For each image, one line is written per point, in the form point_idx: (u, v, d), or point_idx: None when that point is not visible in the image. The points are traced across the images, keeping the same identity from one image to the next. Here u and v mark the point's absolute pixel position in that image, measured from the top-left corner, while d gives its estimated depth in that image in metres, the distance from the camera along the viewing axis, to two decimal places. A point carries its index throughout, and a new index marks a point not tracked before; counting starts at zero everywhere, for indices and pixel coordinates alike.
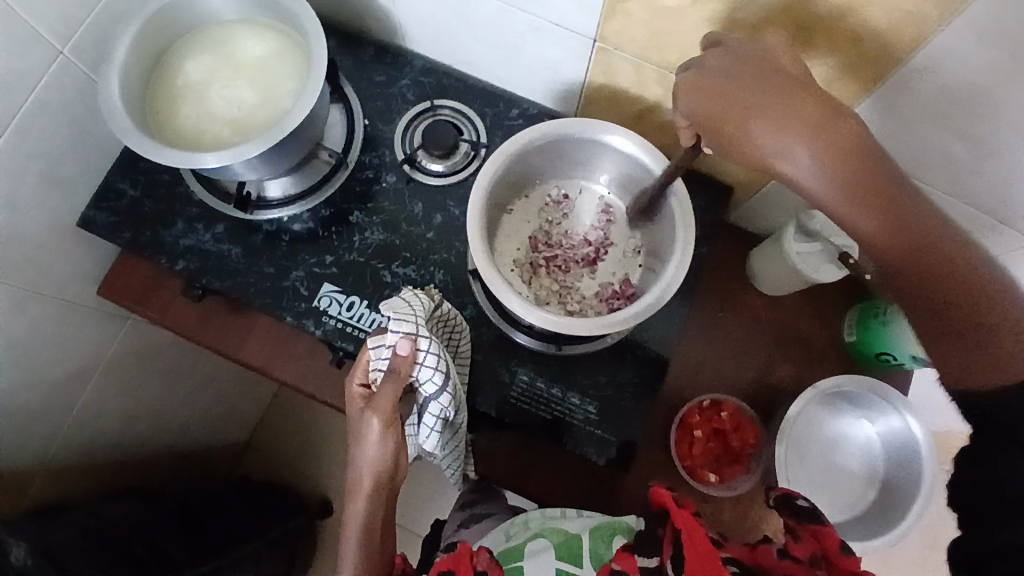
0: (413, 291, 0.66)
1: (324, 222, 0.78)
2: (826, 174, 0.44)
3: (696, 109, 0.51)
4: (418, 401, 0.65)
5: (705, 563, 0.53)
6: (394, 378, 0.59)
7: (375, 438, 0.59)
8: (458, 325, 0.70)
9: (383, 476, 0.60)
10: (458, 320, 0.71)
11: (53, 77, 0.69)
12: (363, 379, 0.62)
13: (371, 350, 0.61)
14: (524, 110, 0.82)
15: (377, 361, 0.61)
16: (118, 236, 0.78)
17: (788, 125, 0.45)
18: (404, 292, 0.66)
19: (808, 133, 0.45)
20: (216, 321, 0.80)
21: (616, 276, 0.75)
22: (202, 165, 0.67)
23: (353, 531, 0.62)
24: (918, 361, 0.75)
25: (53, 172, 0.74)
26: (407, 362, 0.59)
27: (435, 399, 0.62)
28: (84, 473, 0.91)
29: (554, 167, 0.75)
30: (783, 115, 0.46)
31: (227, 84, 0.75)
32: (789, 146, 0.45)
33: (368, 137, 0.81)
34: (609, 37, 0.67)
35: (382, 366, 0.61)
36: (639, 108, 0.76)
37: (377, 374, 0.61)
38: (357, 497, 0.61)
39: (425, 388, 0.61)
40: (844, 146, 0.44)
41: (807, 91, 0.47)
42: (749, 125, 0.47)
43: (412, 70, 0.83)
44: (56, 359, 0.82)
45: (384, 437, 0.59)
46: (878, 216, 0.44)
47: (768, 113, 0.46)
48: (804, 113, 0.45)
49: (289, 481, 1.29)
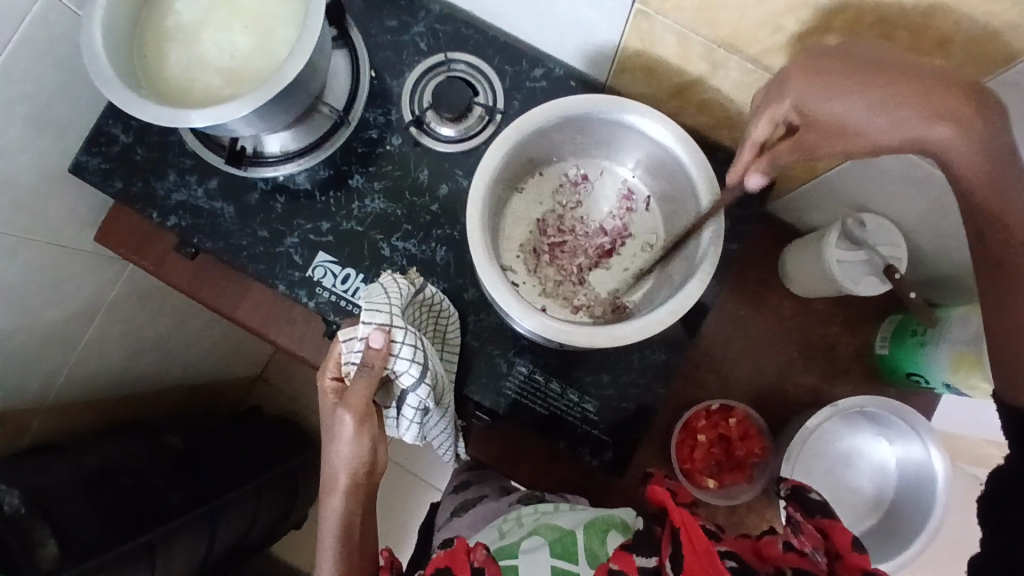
0: (392, 275, 0.63)
1: (322, 185, 0.73)
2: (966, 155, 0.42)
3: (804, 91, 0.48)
4: (396, 393, 0.61)
5: (703, 562, 0.51)
6: (367, 373, 0.55)
7: (349, 436, 0.56)
8: (445, 311, 0.68)
9: (359, 472, 0.59)
10: (445, 305, 0.68)
11: (44, 5, 0.62)
12: (336, 372, 0.59)
13: (343, 343, 0.57)
14: (548, 71, 0.73)
15: (349, 354, 0.57)
16: (110, 185, 0.74)
17: (915, 100, 0.43)
18: (384, 276, 0.62)
19: (944, 114, 0.42)
20: (211, 279, 0.77)
21: (631, 272, 0.69)
22: (189, 124, 0.61)
23: (331, 526, 0.61)
24: (951, 388, 0.68)
25: (41, 115, 0.69)
26: (381, 356, 0.55)
27: (413, 390, 0.59)
28: (88, 407, 0.92)
29: (574, 145, 0.67)
30: (918, 108, 0.43)
31: (220, 26, 0.67)
32: (924, 123, 0.42)
33: (375, 91, 0.74)
34: (651, 2, 0.58)
35: (355, 359, 0.57)
36: (679, 82, 0.67)
37: (349, 368, 0.57)
38: (334, 494, 0.60)
39: (403, 380, 0.58)
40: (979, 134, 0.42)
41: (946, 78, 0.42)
42: (871, 99, 0.44)
43: (428, 16, 0.74)
44: (55, 303, 0.80)
45: (359, 434, 0.56)
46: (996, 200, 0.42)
47: (891, 89, 0.44)
48: (938, 94, 0.42)
49: (296, 415, 1.31)
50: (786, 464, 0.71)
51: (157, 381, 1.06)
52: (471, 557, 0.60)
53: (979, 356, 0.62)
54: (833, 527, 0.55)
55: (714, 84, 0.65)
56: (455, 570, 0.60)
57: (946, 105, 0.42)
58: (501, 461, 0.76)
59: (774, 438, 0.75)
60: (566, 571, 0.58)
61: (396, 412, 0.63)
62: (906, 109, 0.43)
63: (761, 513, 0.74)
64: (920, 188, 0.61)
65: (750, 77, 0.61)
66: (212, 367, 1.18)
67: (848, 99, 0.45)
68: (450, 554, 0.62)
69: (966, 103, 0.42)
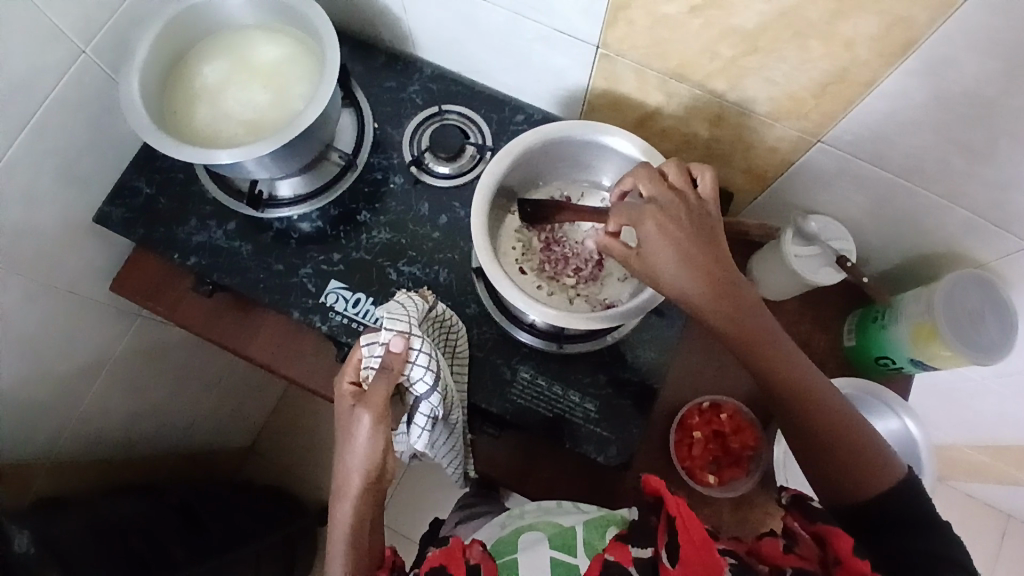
0: (408, 293, 0.69)
1: (333, 221, 0.80)
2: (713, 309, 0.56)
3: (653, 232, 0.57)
4: (408, 404, 0.66)
5: (704, 556, 0.49)
6: (387, 375, 0.60)
7: (365, 435, 0.59)
8: (454, 326, 0.73)
9: (371, 475, 0.60)
10: (455, 322, 0.73)
11: (73, 74, 0.71)
12: (354, 377, 0.62)
13: (364, 348, 0.62)
14: (529, 116, 0.85)
15: (369, 358, 0.62)
16: (132, 232, 0.80)
17: (693, 273, 0.56)
18: (402, 298, 0.67)
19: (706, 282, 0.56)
20: (225, 317, 0.82)
21: (616, 278, 0.77)
22: (216, 161, 0.68)
23: (340, 533, 0.61)
24: (918, 364, 0.76)
25: (71, 169, 0.75)
26: (399, 359, 0.61)
27: (425, 401, 0.64)
28: (88, 467, 0.94)
29: (557, 169, 0.77)
30: (694, 275, 0.56)
31: (244, 87, 0.77)
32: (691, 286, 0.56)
33: (377, 140, 0.83)
34: (611, 44, 0.69)
35: (374, 363, 0.62)
36: (641, 113, 0.78)
37: (368, 372, 0.62)
38: (344, 499, 0.61)
39: (417, 388, 0.63)
40: (723, 295, 0.56)
41: (713, 264, 0.56)
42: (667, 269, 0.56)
43: (422, 77, 0.86)
44: (66, 354, 0.84)
45: (375, 433, 0.59)
46: (741, 338, 0.57)
47: (679, 263, 0.56)
48: (708, 270, 0.56)
49: (291, 484, 1.33)
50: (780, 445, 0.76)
51: (149, 448, 1.08)
52: (467, 555, 0.57)
53: (934, 323, 0.70)
54: (832, 534, 0.53)
55: (670, 111, 0.76)
56: (451, 569, 0.56)
57: (717, 279, 0.56)
58: (509, 475, 0.79)
59: (765, 429, 0.80)
60: (565, 563, 0.56)
61: (408, 425, 0.67)
62: (692, 271, 0.56)
63: (764, 508, 0.77)
64: (862, 186, 0.72)
65: (699, 100, 0.72)
66: (205, 435, 1.20)
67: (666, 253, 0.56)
68: (446, 553, 0.59)
69: (726, 284, 0.56)
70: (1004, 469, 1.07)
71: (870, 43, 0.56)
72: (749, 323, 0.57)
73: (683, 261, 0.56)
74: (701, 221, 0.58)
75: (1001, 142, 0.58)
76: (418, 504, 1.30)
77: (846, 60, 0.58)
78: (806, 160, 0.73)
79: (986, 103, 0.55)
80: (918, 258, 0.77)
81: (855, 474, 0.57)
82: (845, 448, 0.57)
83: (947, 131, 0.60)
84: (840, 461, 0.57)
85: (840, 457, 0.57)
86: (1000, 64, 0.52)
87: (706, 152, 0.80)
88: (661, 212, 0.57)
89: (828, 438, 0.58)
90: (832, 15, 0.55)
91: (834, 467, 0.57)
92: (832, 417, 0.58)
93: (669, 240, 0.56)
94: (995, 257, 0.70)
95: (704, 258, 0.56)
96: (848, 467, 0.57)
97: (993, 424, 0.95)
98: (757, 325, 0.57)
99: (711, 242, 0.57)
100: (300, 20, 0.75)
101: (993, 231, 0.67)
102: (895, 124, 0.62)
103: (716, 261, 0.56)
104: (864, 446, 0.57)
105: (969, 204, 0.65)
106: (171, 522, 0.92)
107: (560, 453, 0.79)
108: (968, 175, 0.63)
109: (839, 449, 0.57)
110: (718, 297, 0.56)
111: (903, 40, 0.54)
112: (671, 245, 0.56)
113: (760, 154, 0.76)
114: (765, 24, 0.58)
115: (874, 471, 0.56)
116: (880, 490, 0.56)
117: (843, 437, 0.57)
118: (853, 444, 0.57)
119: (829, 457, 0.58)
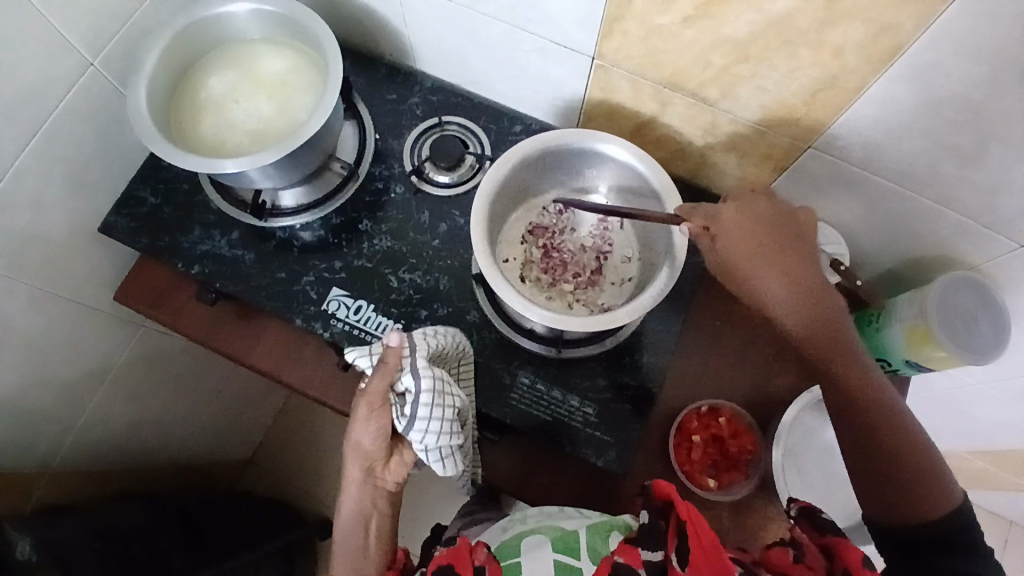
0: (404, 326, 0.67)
1: (334, 230, 0.82)
2: (793, 301, 0.60)
3: (733, 235, 0.63)
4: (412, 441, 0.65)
5: (712, 560, 0.51)
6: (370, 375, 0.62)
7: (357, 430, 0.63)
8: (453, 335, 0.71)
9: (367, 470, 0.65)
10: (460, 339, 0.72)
11: (81, 86, 0.72)
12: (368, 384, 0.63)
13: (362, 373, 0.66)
14: (527, 126, 0.87)
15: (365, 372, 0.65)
16: (137, 241, 0.81)
17: (775, 268, 0.61)
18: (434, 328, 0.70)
19: (782, 278, 0.61)
20: (227, 325, 0.83)
21: (613, 283, 0.78)
22: (221, 170, 0.69)
23: (342, 525, 0.67)
24: (913, 367, 0.76)
25: (78, 178, 0.77)
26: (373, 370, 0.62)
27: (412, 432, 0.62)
28: (87, 477, 0.95)
29: (555, 178, 0.79)
30: (773, 272, 0.61)
31: (249, 99, 0.79)
32: (768, 279, 0.61)
33: (378, 150, 0.85)
34: (607, 55, 0.71)
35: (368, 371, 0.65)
36: (637, 122, 0.80)
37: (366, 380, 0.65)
38: (347, 495, 0.67)
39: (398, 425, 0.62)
40: (803, 289, 0.61)
41: (796, 270, 0.61)
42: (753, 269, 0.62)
43: (422, 89, 0.88)
44: (68, 362, 0.85)
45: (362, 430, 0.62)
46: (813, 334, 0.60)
47: (763, 262, 0.61)
48: (792, 268, 0.61)
49: (291, 497, 1.33)
50: (777, 449, 0.76)
51: (149, 459, 1.08)
52: (472, 556, 0.58)
53: (926, 326, 0.71)
54: (841, 546, 0.54)
55: (665, 120, 0.78)
56: (457, 568, 0.57)
57: (797, 276, 0.61)
58: (511, 481, 0.79)
59: (763, 432, 0.80)
60: (567, 565, 0.56)
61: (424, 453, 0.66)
62: (769, 268, 0.61)
63: (764, 512, 0.77)
64: (854, 192, 0.73)
65: (692, 108, 0.74)
66: (205, 447, 1.20)
67: (751, 254, 0.62)
68: (452, 553, 0.59)
69: (813, 289, 0.61)
70: (1004, 475, 1.08)
71: (856, 49, 0.57)
72: (828, 325, 0.60)
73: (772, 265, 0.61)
74: (797, 234, 0.63)
75: (988, 144, 0.59)
76: (418, 516, 1.29)
77: (834, 67, 0.60)
78: (799, 166, 0.74)
79: (970, 106, 0.57)
80: (912, 261, 0.78)
81: (912, 493, 0.57)
82: (913, 469, 0.57)
83: (935, 135, 0.61)
84: (901, 475, 0.57)
85: (906, 477, 0.57)
86: (984, 67, 0.53)
87: (701, 160, 0.81)
88: (743, 220, 0.63)
89: (888, 454, 0.58)
90: (819, 23, 0.57)
91: (897, 486, 0.57)
92: (897, 434, 0.58)
93: (747, 240, 0.62)
94: (986, 261, 0.72)
95: (796, 264, 0.61)
96: (915, 488, 0.57)
97: (991, 428, 0.96)
98: (841, 329, 0.60)
99: (796, 253, 0.62)
100: (304, 34, 0.77)
101: (984, 235, 0.68)
102: (883, 131, 0.64)
103: (799, 266, 0.61)
104: (922, 467, 0.57)
105: (959, 207, 0.67)
106: (172, 531, 0.92)
107: (561, 458, 0.79)
108: (957, 178, 0.64)
109: (906, 469, 0.57)
110: (797, 289, 0.61)
111: (889, 45, 0.56)
112: (749, 242, 0.62)
113: (754, 161, 0.77)
114: (754, 33, 0.60)
115: (930, 495, 0.56)
116: (936, 514, 0.56)
117: (904, 459, 0.57)
118: (915, 465, 0.57)
119: (893, 475, 0.57)
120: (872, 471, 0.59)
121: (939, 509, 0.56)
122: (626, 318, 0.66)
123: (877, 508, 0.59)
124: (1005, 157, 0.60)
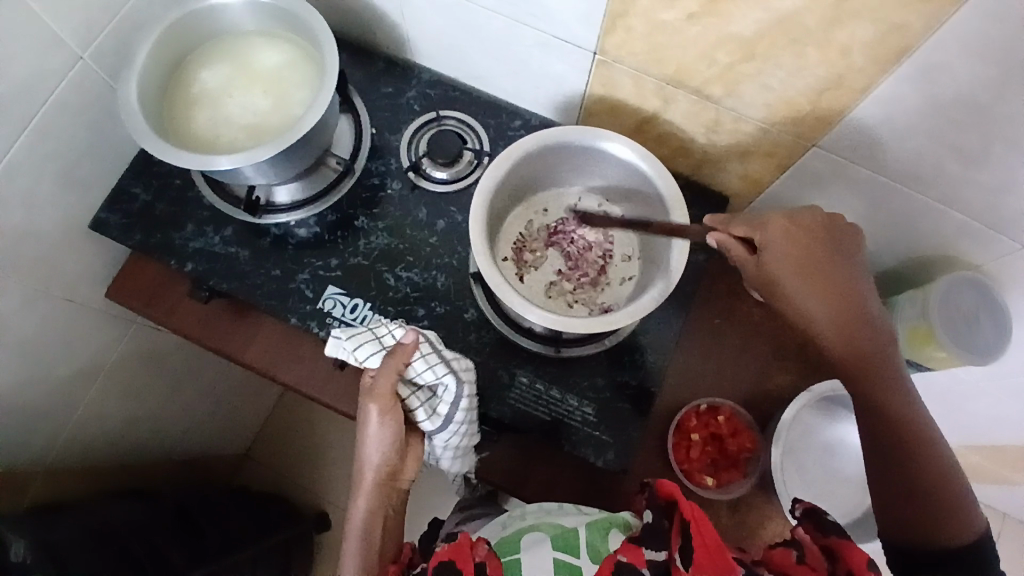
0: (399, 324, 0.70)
1: (330, 227, 0.80)
2: (832, 318, 0.60)
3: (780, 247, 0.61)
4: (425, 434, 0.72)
5: (716, 560, 0.50)
6: (390, 372, 0.64)
7: (374, 425, 0.65)
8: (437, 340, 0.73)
9: (385, 470, 0.66)
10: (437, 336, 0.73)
11: (71, 80, 0.71)
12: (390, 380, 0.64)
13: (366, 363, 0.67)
14: (526, 121, 0.85)
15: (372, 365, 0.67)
16: (130, 237, 0.80)
17: (816, 287, 0.60)
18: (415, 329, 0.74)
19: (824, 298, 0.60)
20: (222, 322, 0.82)
21: (613, 281, 0.78)
22: (215, 167, 0.68)
23: (353, 533, 0.66)
24: (910, 363, 0.78)
25: (68, 174, 0.75)
26: (402, 357, 0.64)
27: (440, 432, 0.69)
28: (82, 474, 0.94)
29: (555, 176, 0.78)
30: (816, 290, 0.60)
31: (243, 94, 0.77)
32: (808, 296, 0.60)
33: (375, 145, 0.84)
34: (609, 51, 0.69)
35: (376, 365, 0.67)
36: (638, 119, 0.79)
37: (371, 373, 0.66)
38: (359, 494, 0.67)
39: (427, 424, 0.69)
40: (844, 310, 0.60)
41: (836, 290, 0.60)
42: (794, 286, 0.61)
43: (420, 83, 0.86)
44: (62, 360, 0.84)
45: (382, 424, 0.64)
46: (855, 353, 0.59)
47: (805, 279, 0.60)
48: (832, 287, 0.60)
49: (288, 491, 1.33)
50: (776, 448, 0.77)
51: (144, 456, 1.07)
52: (473, 551, 0.57)
53: (929, 328, 0.72)
54: (846, 548, 0.54)
55: (667, 117, 0.77)
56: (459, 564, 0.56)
57: (836, 295, 0.60)
58: (509, 480, 0.78)
59: (762, 431, 0.80)
60: (566, 564, 0.56)
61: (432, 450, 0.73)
62: (812, 285, 0.60)
63: (761, 509, 0.78)
64: (858, 192, 0.73)
65: (695, 106, 0.73)
66: (200, 442, 1.20)
67: (793, 270, 0.61)
68: (453, 547, 0.58)
69: (850, 311, 0.60)
70: (999, 470, 1.09)
71: (865, 48, 0.56)
72: (866, 349, 0.59)
73: (811, 284, 0.60)
74: (842, 253, 0.62)
75: (994, 146, 0.59)
76: (416, 510, 1.30)
77: (841, 66, 0.59)
78: (802, 165, 0.73)
79: (977, 109, 0.56)
80: (913, 261, 0.78)
81: (937, 519, 0.57)
82: (939, 496, 0.57)
83: (940, 136, 0.61)
84: (926, 500, 0.57)
85: (931, 504, 0.57)
86: (994, 69, 0.52)
87: (703, 157, 0.80)
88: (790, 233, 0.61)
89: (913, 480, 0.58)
90: (828, 22, 0.56)
91: (922, 511, 0.57)
92: (925, 462, 0.57)
93: (791, 255, 0.61)
94: (989, 260, 0.70)
95: (837, 284, 0.60)
96: (940, 513, 0.57)
97: (987, 425, 0.97)
98: (880, 351, 0.59)
99: (838, 273, 0.61)
100: (299, 26, 0.75)
101: (987, 234, 0.67)
102: (888, 132, 0.63)
103: (841, 287, 0.60)
104: (949, 494, 0.57)
105: (963, 208, 0.66)
106: (168, 528, 0.91)
107: (559, 457, 0.79)
108: (962, 180, 0.64)
109: (931, 495, 0.57)
110: (838, 309, 0.60)
111: (898, 45, 0.55)
112: (793, 256, 0.61)
113: (756, 159, 0.76)
114: (761, 30, 0.59)
115: (955, 522, 0.56)
116: (957, 539, 0.56)
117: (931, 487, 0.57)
118: (942, 491, 0.57)
119: (916, 500, 0.58)
120: (893, 492, 0.59)
121: (961, 535, 0.56)
122: (627, 319, 0.65)
123: (891, 524, 0.59)
124: (1010, 160, 0.59)
